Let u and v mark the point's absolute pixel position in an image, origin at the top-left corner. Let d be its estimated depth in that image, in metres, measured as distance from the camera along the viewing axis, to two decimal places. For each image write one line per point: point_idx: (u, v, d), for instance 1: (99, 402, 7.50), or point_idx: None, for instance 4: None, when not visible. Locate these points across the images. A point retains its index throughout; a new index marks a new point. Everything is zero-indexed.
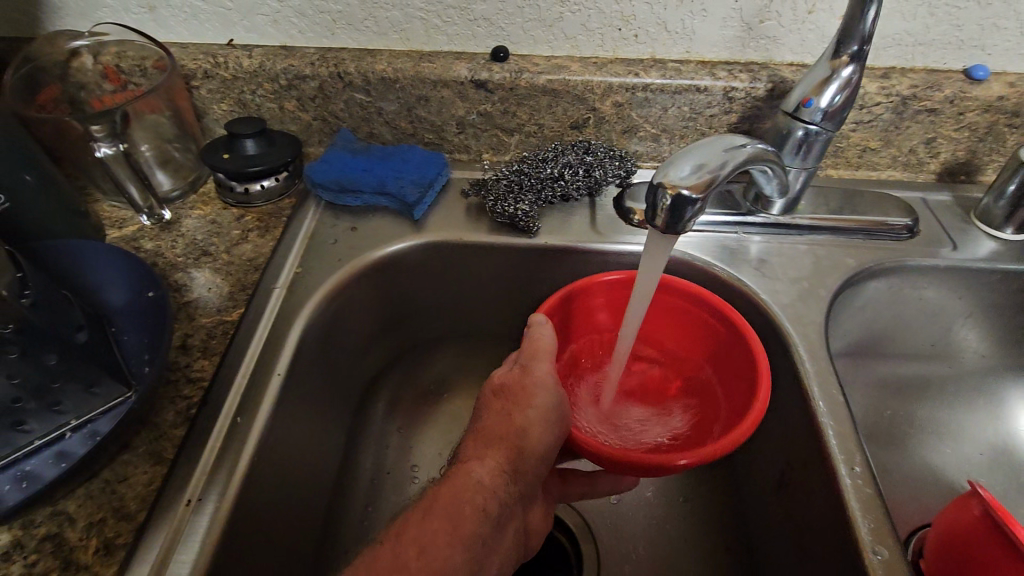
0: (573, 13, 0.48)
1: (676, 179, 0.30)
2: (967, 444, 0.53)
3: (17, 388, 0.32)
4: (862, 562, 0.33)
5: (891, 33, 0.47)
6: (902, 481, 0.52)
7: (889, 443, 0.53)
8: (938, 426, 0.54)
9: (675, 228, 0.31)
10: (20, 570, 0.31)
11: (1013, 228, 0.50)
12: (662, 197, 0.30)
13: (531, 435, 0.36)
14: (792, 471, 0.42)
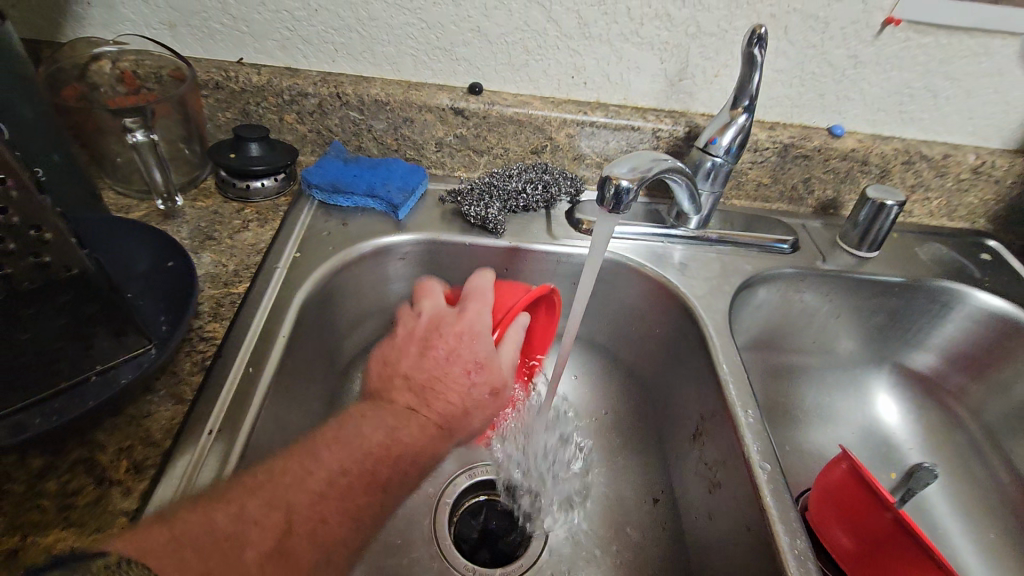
0: (536, 61, 0.60)
1: (619, 174, 0.41)
2: (838, 419, 0.67)
3: (64, 327, 0.37)
4: (753, 474, 0.45)
5: (774, 96, 0.62)
6: (789, 449, 0.64)
7: (781, 422, 0.66)
8: (818, 405, 0.68)
9: (618, 209, 0.41)
10: (57, 485, 0.36)
11: (867, 248, 0.65)
12: (609, 187, 0.41)
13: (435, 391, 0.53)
14: (703, 423, 0.52)
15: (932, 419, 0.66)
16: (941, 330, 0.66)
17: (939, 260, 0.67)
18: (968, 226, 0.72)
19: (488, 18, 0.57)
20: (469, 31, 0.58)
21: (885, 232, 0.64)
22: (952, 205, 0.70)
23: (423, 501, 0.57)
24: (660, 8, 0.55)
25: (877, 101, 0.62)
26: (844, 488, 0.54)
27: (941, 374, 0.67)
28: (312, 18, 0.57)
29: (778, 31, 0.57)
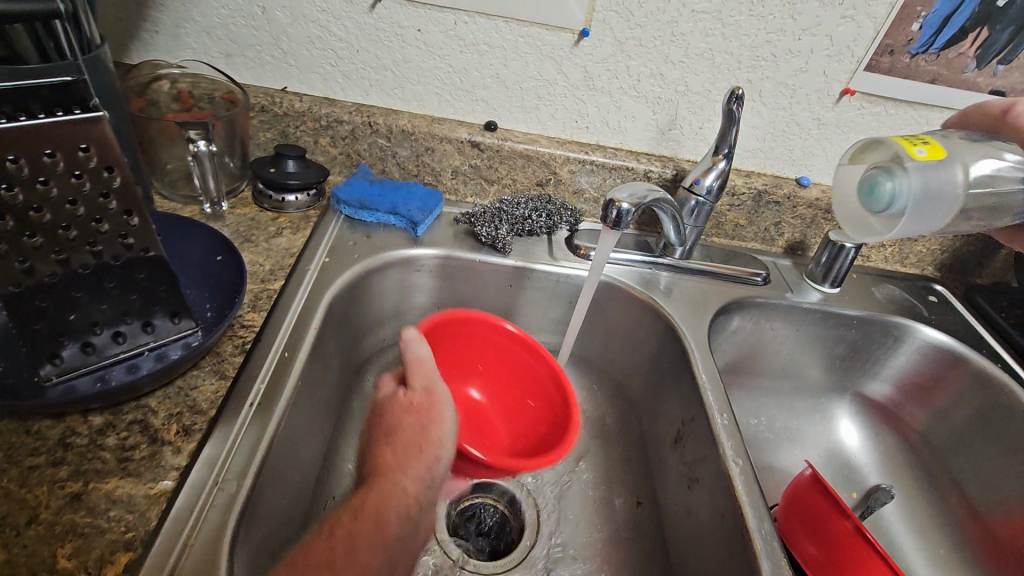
0: (545, 105, 0.69)
1: (620, 199, 0.50)
2: (803, 440, 0.74)
3: (130, 303, 0.43)
4: (727, 467, 0.51)
5: (750, 149, 0.72)
6: (760, 465, 0.70)
7: (752, 440, 0.72)
8: (785, 426, 0.74)
9: (619, 227, 0.50)
10: (116, 440, 0.40)
11: (830, 285, 0.74)
12: (611, 209, 0.50)
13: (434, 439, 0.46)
14: (684, 428, 0.58)
15: (889, 444, 0.73)
16: (893, 362, 0.74)
17: (893, 298, 0.75)
18: (918, 271, 0.81)
19: (507, 67, 0.66)
20: (489, 77, 0.67)
21: (845, 270, 0.72)
22: (903, 252, 0.79)
23: None
24: (655, 68, 0.65)
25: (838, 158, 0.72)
26: (808, 502, 0.58)
27: (893, 402, 0.74)
28: (353, 57, 0.66)
29: (753, 93, 0.66)
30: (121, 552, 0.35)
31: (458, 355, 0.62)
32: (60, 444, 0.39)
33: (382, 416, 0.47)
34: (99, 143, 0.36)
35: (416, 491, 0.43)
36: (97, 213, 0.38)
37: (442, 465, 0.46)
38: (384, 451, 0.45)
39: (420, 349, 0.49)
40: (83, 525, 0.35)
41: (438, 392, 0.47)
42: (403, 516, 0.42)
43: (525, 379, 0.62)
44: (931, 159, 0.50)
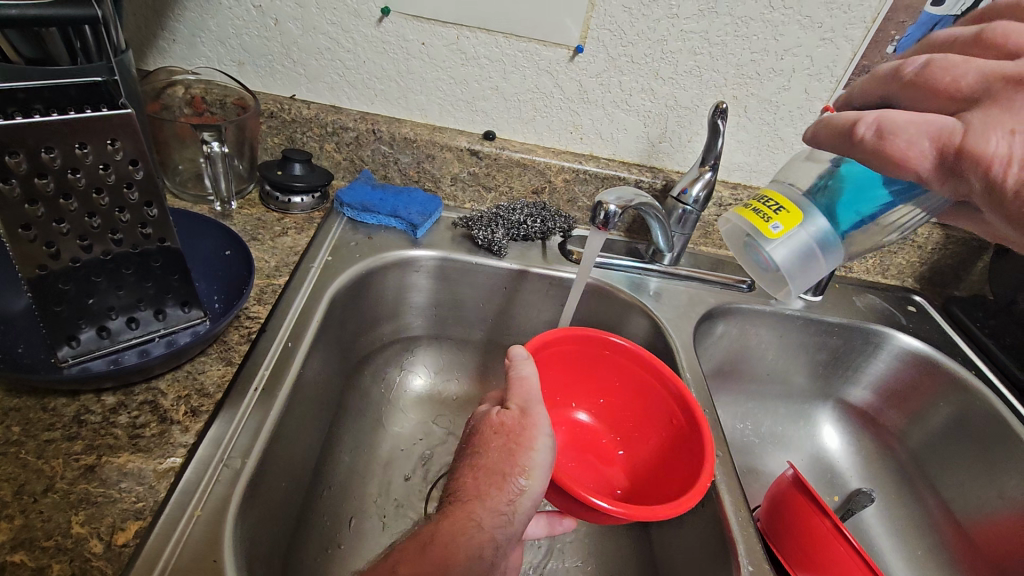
0: (542, 117, 0.72)
1: (608, 201, 0.54)
2: (786, 444, 0.76)
3: (144, 291, 0.45)
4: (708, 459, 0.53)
5: (736, 162, 0.75)
6: (744, 466, 0.73)
7: (737, 443, 0.74)
8: (769, 430, 0.77)
9: (607, 227, 0.53)
10: (127, 419, 0.42)
11: (813, 292, 0.77)
12: (600, 211, 0.54)
13: (533, 472, 0.42)
14: None
15: (870, 450, 0.75)
16: (873, 368, 0.77)
17: (873, 307, 0.78)
18: (899, 283, 0.84)
19: (506, 80, 0.69)
20: (489, 89, 0.70)
21: (826, 280, 0.76)
22: (884, 264, 0.82)
23: (419, 486, 0.63)
24: (645, 83, 0.68)
25: None
26: (787, 501, 0.58)
27: (874, 407, 0.77)
28: (360, 67, 0.69)
29: (739, 109, 0.70)
30: (132, 520, 0.37)
31: (570, 376, 0.63)
32: (75, 420, 0.41)
33: (473, 437, 0.45)
34: (125, 139, 0.39)
35: (491, 526, 0.40)
36: (120, 203, 0.41)
37: (527, 499, 0.41)
38: (469, 474, 0.42)
39: (524, 369, 0.48)
40: (96, 495, 0.37)
41: (531, 416, 0.45)
42: (473, 552, 0.38)
43: (641, 404, 0.61)
44: (790, 229, 0.50)
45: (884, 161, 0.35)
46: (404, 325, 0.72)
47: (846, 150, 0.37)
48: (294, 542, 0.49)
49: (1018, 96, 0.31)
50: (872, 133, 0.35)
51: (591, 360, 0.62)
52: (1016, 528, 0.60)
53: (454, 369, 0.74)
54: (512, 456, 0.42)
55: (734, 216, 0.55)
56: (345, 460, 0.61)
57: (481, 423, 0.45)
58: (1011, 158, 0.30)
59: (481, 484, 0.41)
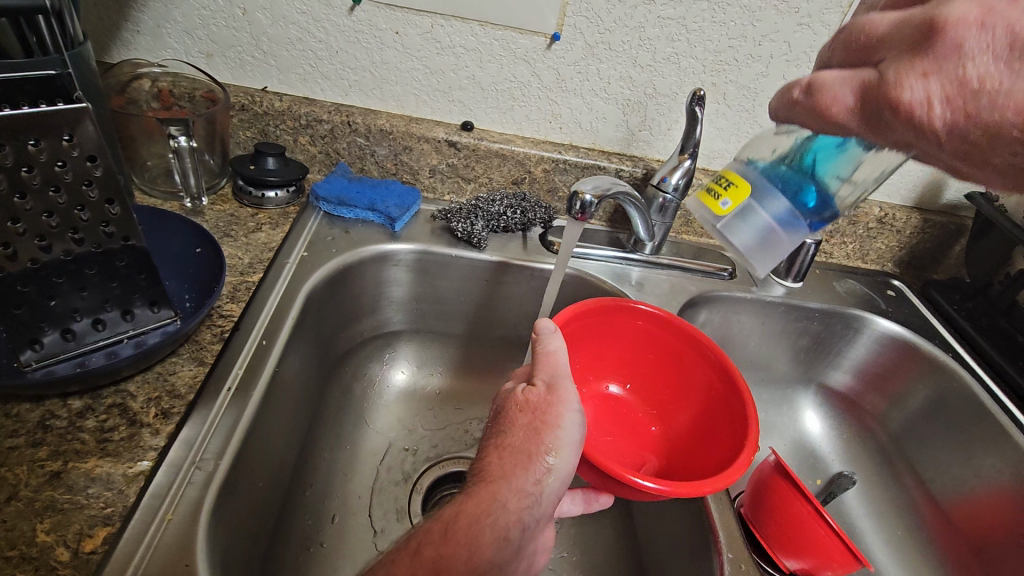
0: (520, 107, 0.71)
1: (584, 191, 0.53)
2: (769, 430, 0.77)
3: (110, 291, 0.44)
4: (723, 437, 0.53)
5: (716, 150, 0.75)
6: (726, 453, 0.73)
7: None
8: None
9: (584, 216, 0.52)
10: (95, 422, 0.41)
11: (793, 278, 0.77)
12: (576, 201, 0.52)
13: (558, 450, 0.41)
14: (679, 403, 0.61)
15: (851, 433, 0.76)
16: (852, 352, 0.77)
17: (853, 292, 0.79)
18: (879, 267, 0.84)
19: (482, 69, 0.68)
20: (465, 79, 0.69)
21: (807, 265, 0.76)
22: (864, 249, 0.83)
23: (402, 483, 0.63)
24: (623, 71, 0.68)
25: None
26: (766, 485, 0.58)
27: (853, 391, 0.78)
28: (333, 58, 0.67)
29: (717, 96, 0.70)
30: (100, 526, 0.36)
31: (601, 349, 0.63)
32: (40, 425, 0.40)
33: (500, 415, 0.45)
34: (81, 134, 0.38)
35: (517, 507, 0.39)
36: (79, 201, 0.40)
37: (554, 478, 0.41)
38: (494, 453, 0.42)
39: (551, 344, 0.47)
40: (63, 501, 0.36)
41: (560, 392, 0.44)
42: (499, 534, 0.38)
43: (677, 378, 0.61)
44: (735, 208, 0.50)
45: (821, 120, 0.34)
46: (385, 320, 0.71)
47: (789, 116, 0.36)
48: (274, 544, 0.49)
49: (930, 34, 0.27)
50: (805, 95, 0.34)
51: (621, 331, 0.62)
52: (992, 507, 0.61)
53: (437, 363, 0.74)
54: (538, 434, 0.42)
55: (691, 197, 0.54)
56: (326, 458, 0.60)
57: (507, 401, 0.45)
58: (931, 98, 0.27)
59: (507, 464, 0.41)
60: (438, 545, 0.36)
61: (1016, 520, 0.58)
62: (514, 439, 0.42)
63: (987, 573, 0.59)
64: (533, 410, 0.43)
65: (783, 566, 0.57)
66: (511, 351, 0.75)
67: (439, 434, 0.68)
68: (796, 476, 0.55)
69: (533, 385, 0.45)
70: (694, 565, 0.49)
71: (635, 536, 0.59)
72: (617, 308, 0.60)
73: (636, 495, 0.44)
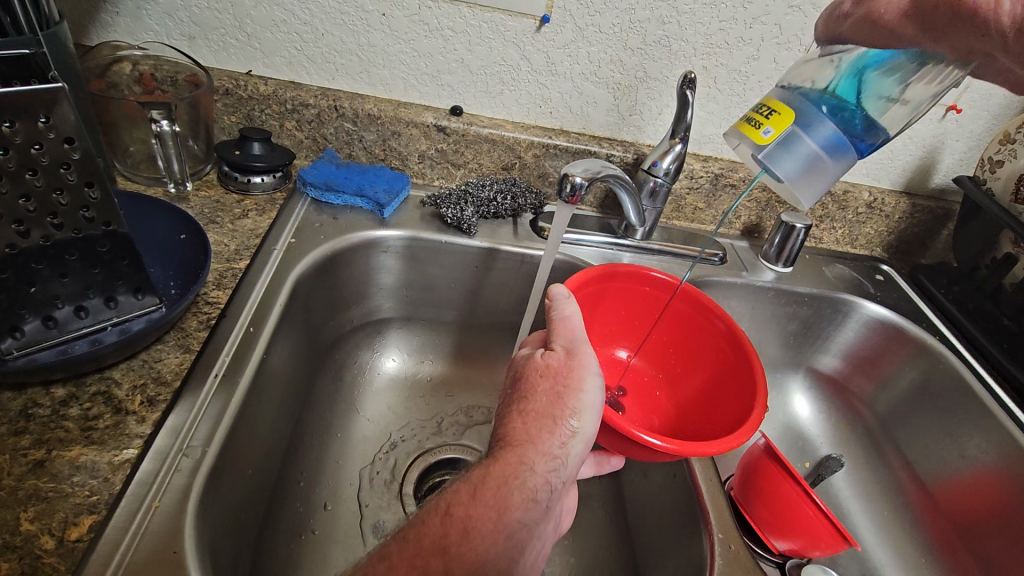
0: (509, 91, 0.71)
1: (574, 173, 0.51)
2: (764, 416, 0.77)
3: (92, 278, 0.43)
4: (731, 405, 0.53)
5: (707, 134, 0.74)
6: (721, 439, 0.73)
7: None
8: None
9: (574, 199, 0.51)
10: (78, 411, 0.41)
11: (784, 263, 0.77)
12: (565, 183, 0.51)
13: (582, 412, 0.42)
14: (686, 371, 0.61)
15: (841, 415, 0.77)
16: (840, 335, 0.78)
17: (842, 277, 0.79)
18: (867, 252, 0.85)
19: (471, 52, 0.67)
20: (454, 62, 0.68)
21: (796, 250, 0.76)
22: (853, 234, 0.83)
23: (392, 470, 0.63)
24: (614, 54, 0.67)
25: None
26: (756, 467, 0.58)
27: (841, 374, 0.78)
28: (319, 40, 0.66)
29: (708, 80, 0.69)
30: (85, 514, 0.35)
31: (611, 314, 0.63)
32: (22, 414, 0.39)
33: (519, 380, 0.44)
34: (59, 115, 0.37)
35: (544, 470, 0.39)
36: (57, 184, 0.39)
37: (579, 441, 0.41)
38: (517, 418, 0.41)
39: (566, 310, 0.47)
40: (47, 490, 0.36)
41: (582, 355, 0.44)
42: (527, 495, 0.38)
43: (686, 344, 0.61)
44: (782, 130, 0.50)
45: (874, 28, 0.41)
46: (376, 307, 0.70)
47: (838, 32, 0.44)
48: (264, 530, 0.49)
49: None
50: (858, 7, 0.42)
51: (630, 299, 0.62)
52: (977, 487, 0.62)
53: (428, 350, 0.73)
54: (561, 397, 0.42)
55: (731, 131, 0.55)
56: (315, 445, 0.60)
57: (525, 366, 0.44)
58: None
59: (532, 426, 0.41)
60: (468, 505, 0.37)
61: (1001, 499, 0.59)
62: (537, 404, 0.42)
63: (970, 551, 0.61)
64: (553, 374, 0.43)
65: (771, 547, 0.58)
66: (501, 338, 0.74)
67: (429, 420, 0.68)
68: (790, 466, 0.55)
69: (551, 351, 0.45)
70: (683, 548, 0.50)
71: (626, 520, 0.59)
72: (627, 273, 0.60)
73: (645, 455, 0.45)
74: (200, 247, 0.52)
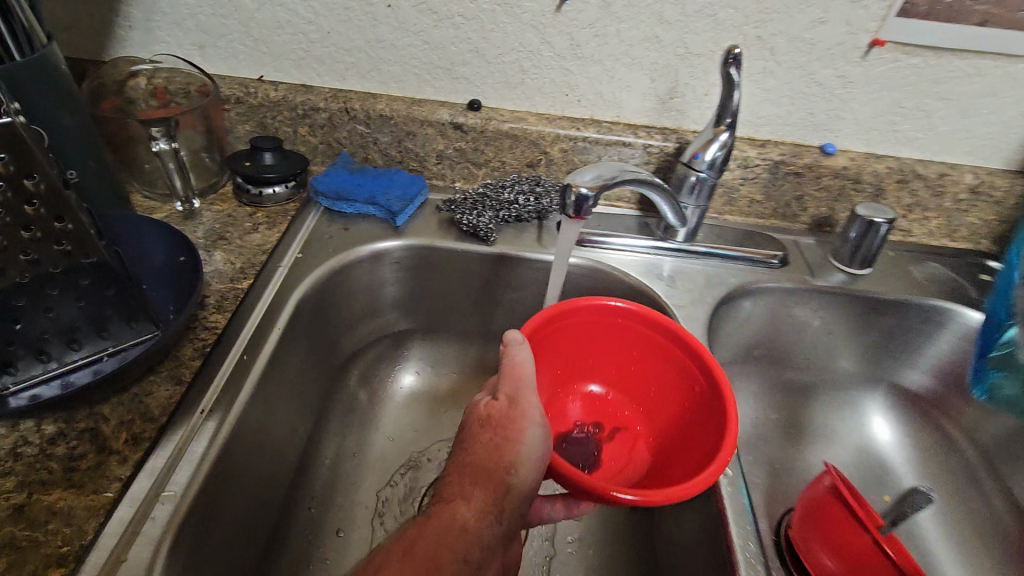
0: (531, 79, 0.63)
1: (579, 183, 0.46)
2: (838, 445, 0.66)
3: (81, 311, 0.42)
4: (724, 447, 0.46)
5: (763, 115, 0.64)
6: (787, 469, 0.63)
7: (781, 449, 0.65)
8: (822, 433, 0.66)
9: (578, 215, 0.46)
10: (65, 450, 0.40)
11: (858, 264, 0.65)
12: (569, 195, 0.46)
13: (520, 468, 0.39)
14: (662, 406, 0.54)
15: (932, 443, 0.65)
16: (932, 348, 0.66)
17: (935, 279, 0.66)
18: (971, 246, 0.71)
19: (486, 40, 0.61)
20: (468, 52, 0.62)
21: (876, 249, 0.64)
22: (953, 224, 0.69)
23: (408, 492, 0.59)
24: (649, 30, 0.58)
25: (867, 120, 0.63)
26: (822, 509, 0.50)
27: (934, 393, 0.66)
28: (325, 40, 0.62)
29: (764, 52, 0.59)
30: (54, 566, 0.34)
31: (577, 352, 0.55)
32: (11, 453, 0.39)
33: (462, 431, 0.43)
34: (17, 151, 0.35)
35: (478, 528, 0.37)
36: (25, 220, 0.37)
37: (514, 497, 0.39)
38: (455, 472, 0.40)
39: (519, 353, 0.43)
40: (21, 538, 0.35)
41: (525, 403, 0.42)
42: (460, 559, 0.35)
43: (660, 376, 0.54)
44: None
45: None
46: (394, 320, 0.67)
47: None
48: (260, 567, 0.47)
49: None
50: None
51: (595, 333, 0.55)
52: None
53: (449, 363, 0.69)
54: (499, 450, 0.40)
55: None
56: (325, 468, 0.58)
57: (468, 416, 0.43)
58: None
59: (467, 483, 0.39)
60: (398, 569, 0.33)
61: None
62: (474, 458, 0.40)
63: None
64: (493, 427, 0.41)
65: None
66: None
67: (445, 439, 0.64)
68: (856, 504, 0.47)
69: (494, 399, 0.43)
70: None
71: (657, 564, 0.53)
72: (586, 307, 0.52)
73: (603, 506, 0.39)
74: (191, 272, 0.50)
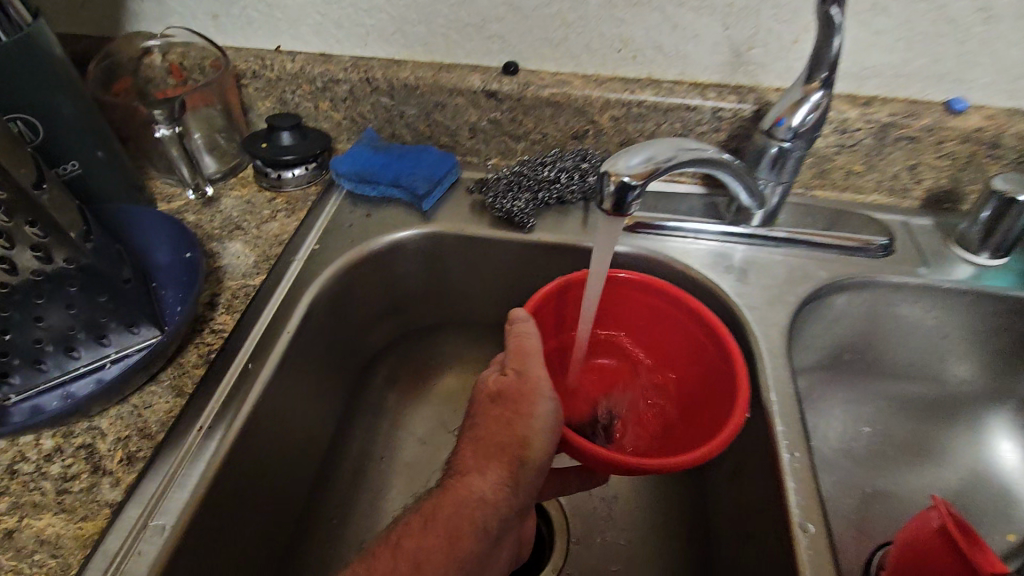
0: (577, 34, 0.54)
1: (620, 170, 0.37)
2: (947, 466, 0.54)
3: (74, 319, 0.39)
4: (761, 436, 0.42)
5: (870, 65, 0.51)
6: (885, 496, 0.52)
7: (876, 469, 0.54)
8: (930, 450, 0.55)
9: (619, 210, 0.38)
10: (59, 470, 0.37)
11: (989, 253, 0.52)
12: (608, 183, 0.37)
13: (533, 442, 0.37)
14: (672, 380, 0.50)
15: None
16: None
17: None
18: None
19: None
20: (501, 5, 0.53)
21: (1016, 234, 0.51)
22: None
23: None
24: None
25: (1015, 65, 0.48)
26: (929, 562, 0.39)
27: None
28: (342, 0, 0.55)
29: None
30: None
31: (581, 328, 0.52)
32: (8, 470, 0.37)
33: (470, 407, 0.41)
34: None
35: (495, 502, 0.36)
36: None
37: (531, 473, 0.37)
38: (464, 447, 0.39)
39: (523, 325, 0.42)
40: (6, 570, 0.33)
41: (534, 378, 0.39)
42: (478, 531, 0.35)
43: (666, 348, 0.50)
44: None
45: None
46: (426, 314, 0.61)
47: None
48: None
49: None
50: None
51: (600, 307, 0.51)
52: None
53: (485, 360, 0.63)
54: (509, 427, 0.38)
55: None
56: (348, 474, 0.54)
57: (476, 392, 0.41)
58: None
59: (478, 458, 0.37)
60: (418, 540, 0.34)
61: None
62: (483, 434, 0.38)
63: None
64: (503, 405, 0.39)
65: None
66: None
67: None
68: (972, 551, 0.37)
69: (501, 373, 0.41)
70: None
71: None
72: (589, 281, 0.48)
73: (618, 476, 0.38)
74: (194, 267, 0.46)
